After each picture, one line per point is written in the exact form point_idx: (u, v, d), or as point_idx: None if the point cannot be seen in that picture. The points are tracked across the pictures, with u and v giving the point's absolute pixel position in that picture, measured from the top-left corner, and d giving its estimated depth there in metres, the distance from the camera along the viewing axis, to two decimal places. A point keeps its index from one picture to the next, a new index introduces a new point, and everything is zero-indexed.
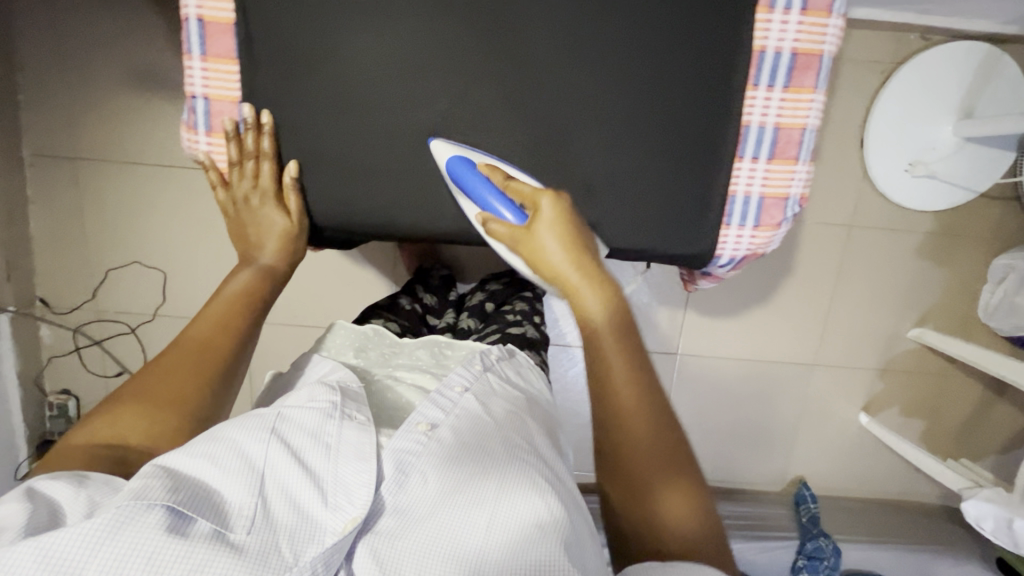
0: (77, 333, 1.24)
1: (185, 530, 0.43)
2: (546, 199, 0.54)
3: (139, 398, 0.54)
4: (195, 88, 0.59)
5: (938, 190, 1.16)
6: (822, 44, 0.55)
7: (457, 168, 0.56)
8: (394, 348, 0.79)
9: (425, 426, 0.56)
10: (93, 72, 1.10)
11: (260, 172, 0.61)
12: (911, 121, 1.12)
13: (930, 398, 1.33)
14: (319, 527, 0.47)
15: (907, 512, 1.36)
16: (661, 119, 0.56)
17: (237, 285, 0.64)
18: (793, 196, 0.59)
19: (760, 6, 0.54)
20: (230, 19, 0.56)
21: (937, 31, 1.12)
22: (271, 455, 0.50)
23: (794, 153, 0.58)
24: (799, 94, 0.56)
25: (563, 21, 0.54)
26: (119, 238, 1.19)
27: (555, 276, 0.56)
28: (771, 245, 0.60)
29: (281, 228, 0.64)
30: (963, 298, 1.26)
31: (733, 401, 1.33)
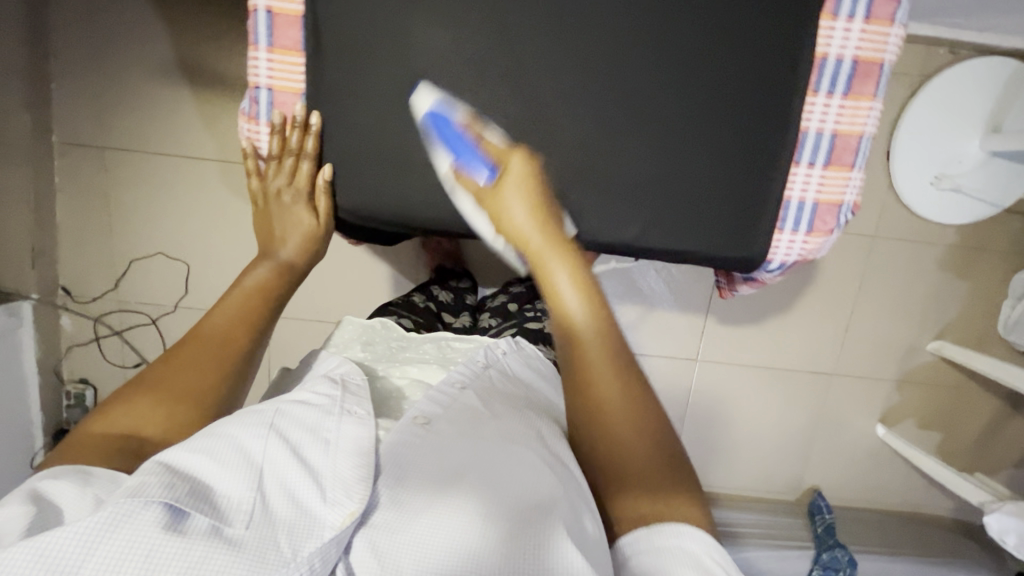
0: (97, 322, 1.24)
1: (183, 526, 0.41)
2: (516, 159, 0.57)
3: (152, 390, 0.53)
4: (259, 79, 0.59)
5: (962, 203, 1.17)
6: (883, 53, 0.55)
7: (438, 114, 0.56)
8: (400, 342, 0.80)
9: (422, 419, 0.55)
10: (126, 62, 1.10)
11: (297, 171, 0.61)
12: (939, 134, 1.13)
13: (948, 411, 1.33)
14: (318, 521, 0.45)
15: (923, 526, 1.36)
16: (717, 125, 0.56)
17: (256, 280, 0.63)
18: (847, 203, 0.60)
19: (824, 14, 0.55)
20: (299, 11, 0.56)
21: (965, 47, 1.13)
22: (270, 451, 0.48)
23: (850, 160, 0.58)
24: (858, 101, 0.57)
25: (628, 20, 0.54)
26: (143, 229, 1.19)
27: (515, 239, 0.58)
28: (822, 251, 0.61)
29: (306, 227, 0.64)
30: (983, 312, 1.27)
31: (751, 409, 1.33)
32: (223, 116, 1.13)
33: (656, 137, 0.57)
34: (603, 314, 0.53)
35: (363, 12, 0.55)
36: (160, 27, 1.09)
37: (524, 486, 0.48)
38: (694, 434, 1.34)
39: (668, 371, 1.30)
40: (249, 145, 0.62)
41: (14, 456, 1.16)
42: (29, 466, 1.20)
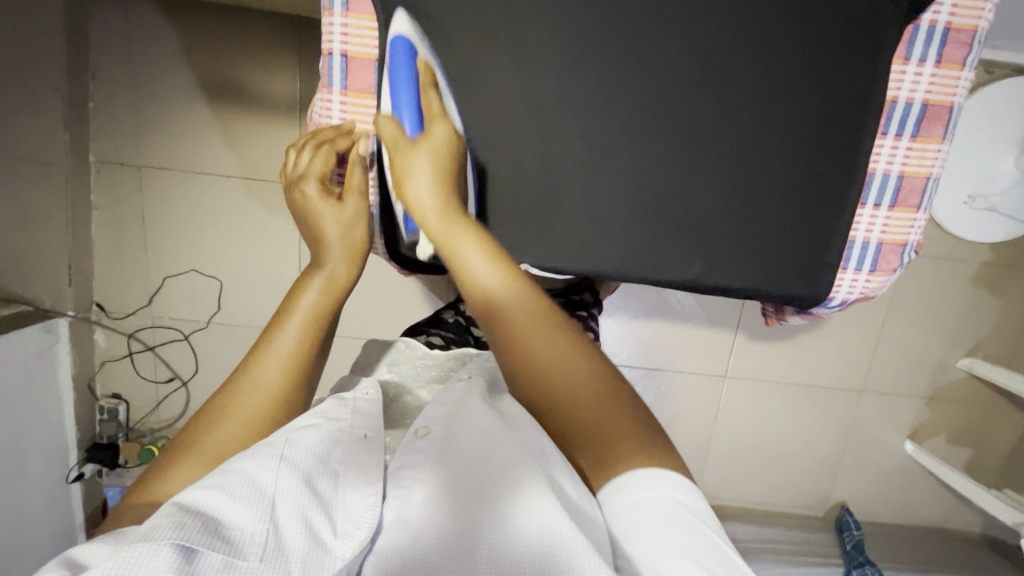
0: (131, 337, 1.25)
1: (194, 568, 0.37)
2: (442, 124, 0.52)
3: (185, 457, 0.48)
4: (332, 121, 0.62)
5: (996, 222, 1.17)
6: (954, 96, 0.56)
7: (400, 47, 0.51)
8: (425, 358, 0.76)
9: (425, 430, 0.51)
10: (164, 81, 1.11)
11: (314, 159, 0.58)
12: (977, 152, 1.12)
13: (977, 427, 1.32)
14: (328, 553, 0.41)
15: (949, 540, 1.36)
16: (785, 144, 0.56)
17: (310, 302, 0.54)
18: (912, 243, 0.60)
19: (897, 58, 0.55)
20: (372, 55, 0.60)
21: (1001, 65, 1.13)
22: (282, 482, 0.44)
23: (916, 202, 0.59)
24: (926, 144, 0.57)
25: (694, 63, 0.55)
26: (178, 246, 1.20)
27: (413, 206, 0.51)
28: (883, 288, 0.61)
29: (336, 221, 0.56)
30: (1015, 329, 1.26)
31: (780, 425, 1.33)
32: (260, 134, 1.14)
33: (723, 165, 0.57)
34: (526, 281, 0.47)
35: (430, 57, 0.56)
36: (199, 47, 1.09)
37: (512, 465, 0.43)
38: (722, 448, 1.34)
39: (697, 386, 1.30)
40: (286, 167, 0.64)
41: (52, 472, 1.18)
42: (65, 480, 1.22)
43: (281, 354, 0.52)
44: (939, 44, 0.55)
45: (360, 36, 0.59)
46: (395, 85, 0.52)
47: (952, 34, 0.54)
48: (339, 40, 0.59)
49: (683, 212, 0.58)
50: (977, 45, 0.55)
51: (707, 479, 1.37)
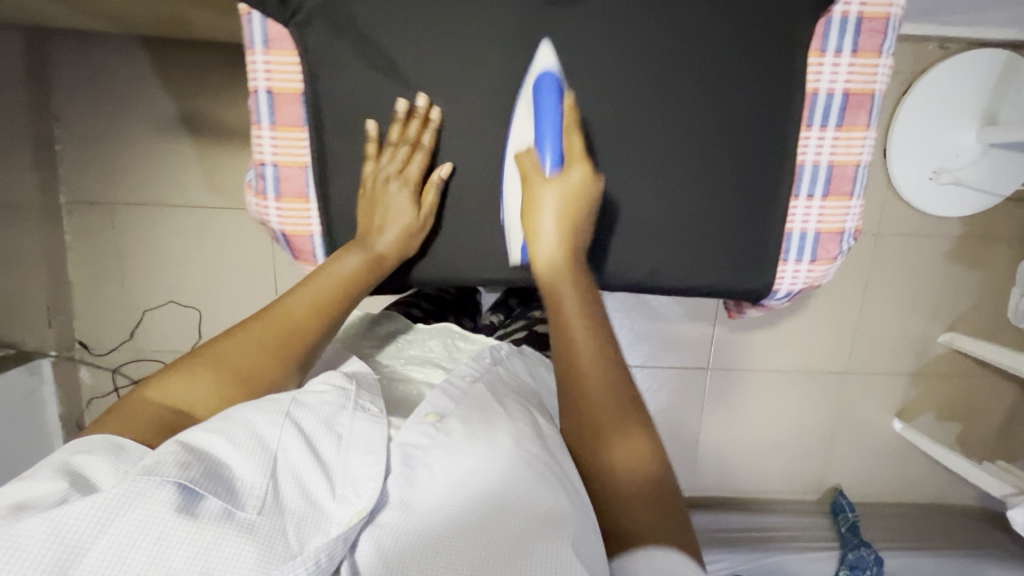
0: (115, 373, 1.25)
1: (194, 510, 0.39)
2: (580, 169, 0.58)
3: (212, 366, 0.52)
4: (265, 156, 0.64)
5: (962, 196, 1.17)
6: (874, 83, 0.60)
7: (546, 84, 0.58)
8: (408, 338, 0.79)
9: (434, 417, 0.51)
10: (127, 118, 1.12)
11: (410, 163, 0.62)
12: (936, 129, 1.13)
13: (964, 401, 1.33)
14: (326, 516, 0.43)
15: (947, 516, 1.36)
16: (721, 137, 0.60)
17: (346, 269, 0.61)
18: (848, 230, 0.64)
19: (813, 51, 0.60)
20: (297, 90, 0.62)
21: (955, 40, 1.13)
22: (285, 439, 0.45)
23: (848, 189, 0.63)
24: (853, 131, 0.61)
25: (629, 72, 0.59)
26: (153, 278, 1.21)
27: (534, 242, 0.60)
28: (827, 276, 0.65)
29: (405, 222, 0.63)
30: (992, 301, 1.27)
31: (767, 412, 1.33)
32: (223, 164, 1.15)
33: (666, 162, 0.61)
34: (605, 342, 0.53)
35: (361, 80, 0.61)
36: (159, 84, 1.11)
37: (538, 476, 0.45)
38: (712, 439, 1.34)
39: (682, 380, 1.31)
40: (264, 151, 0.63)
41: None
42: None
43: (315, 294, 0.59)
44: (854, 34, 0.59)
45: (282, 72, 0.61)
46: (540, 121, 0.59)
47: (866, 25, 0.59)
48: (264, 77, 0.61)
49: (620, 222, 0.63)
50: (892, 30, 0.59)
51: (700, 472, 1.37)
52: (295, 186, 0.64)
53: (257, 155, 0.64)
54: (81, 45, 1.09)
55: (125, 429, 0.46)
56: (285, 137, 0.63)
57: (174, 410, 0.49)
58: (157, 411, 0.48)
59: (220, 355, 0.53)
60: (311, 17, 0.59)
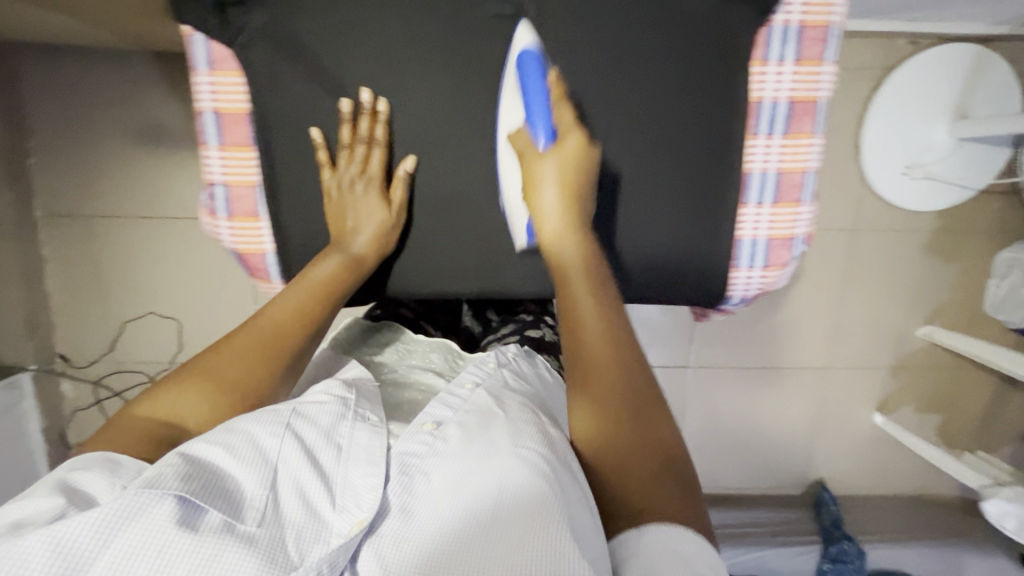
0: (97, 385, 1.26)
1: (195, 523, 0.39)
2: (574, 137, 0.60)
3: (203, 378, 0.52)
4: (215, 176, 0.67)
5: (935, 191, 1.17)
6: (817, 92, 0.65)
7: (528, 61, 0.61)
8: (407, 347, 0.76)
9: (431, 425, 0.50)
10: (99, 131, 1.12)
11: (369, 160, 0.65)
12: (907, 125, 1.13)
13: (945, 393, 1.33)
14: (325, 526, 0.43)
15: (929, 507, 1.37)
16: (671, 146, 0.66)
17: (324, 272, 0.63)
18: (799, 236, 0.69)
19: (756, 61, 0.65)
20: (243, 110, 0.65)
21: (926, 35, 1.12)
22: (285, 451, 0.46)
23: (797, 196, 0.68)
24: (799, 138, 0.67)
25: (586, 84, 0.64)
26: (132, 290, 1.21)
27: (537, 212, 0.61)
28: (779, 281, 0.71)
29: (379, 220, 0.66)
30: (970, 293, 1.27)
31: (748, 408, 1.34)
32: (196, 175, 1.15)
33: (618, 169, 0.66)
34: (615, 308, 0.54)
35: (306, 94, 0.64)
36: (130, 96, 1.11)
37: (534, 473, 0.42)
38: (695, 437, 1.35)
39: (663, 379, 1.31)
40: (216, 170, 0.67)
41: None
42: None
43: (300, 300, 0.60)
44: (796, 44, 0.64)
45: (227, 93, 0.64)
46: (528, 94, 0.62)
47: (807, 35, 0.64)
48: (210, 99, 0.64)
49: None
50: (833, 40, 0.64)
51: None
52: (246, 205, 0.67)
53: (207, 175, 0.67)
54: (50, 59, 1.08)
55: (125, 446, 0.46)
56: (233, 157, 0.66)
57: (166, 424, 0.49)
58: (149, 424, 0.48)
59: (209, 368, 0.53)
60: (253, 39, 0.62)
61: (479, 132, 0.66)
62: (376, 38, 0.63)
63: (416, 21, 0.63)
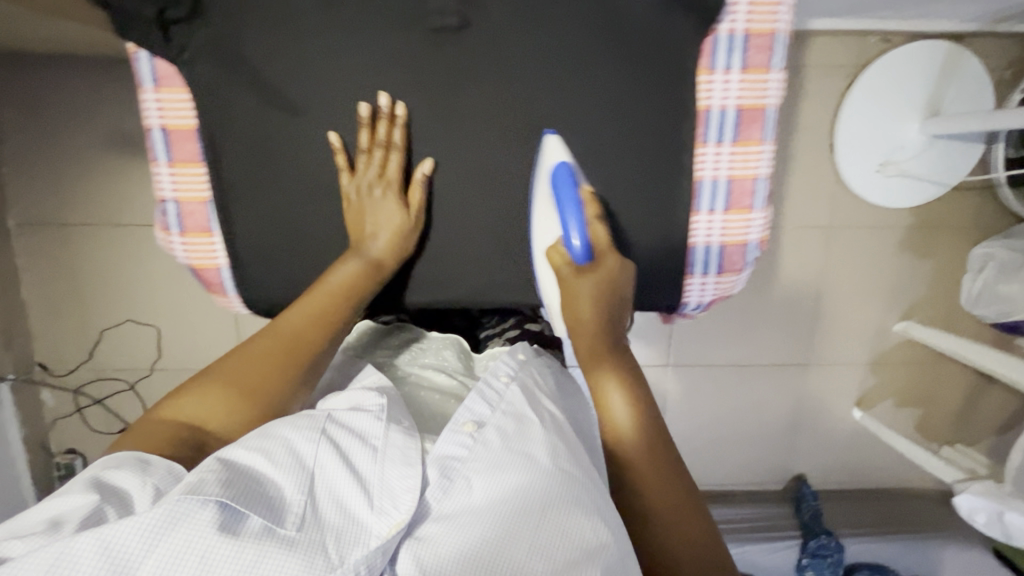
0: (77, 392, 1.26)
1: (237, 528, 0.41)
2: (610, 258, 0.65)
3: (223, 384, 0.55)
4: (166, 192, 0.67)
5: (909, 187, 1.18)
6: (765, 99, 0.66)
7: (562, 177, 0.64)
8: (420, 346, 0.79)
9: (472, 426, 0.53)
10: (71, 139, 1.11)
11: (387, 163, 0.67)
12: (879, 123, 1.14)
13: (922, 387, 1.35)
14: (363, 529, 0.45)
15: (907, 500, 1.39)
16: (622, 152, 0.67)
17: (343, 276, 0.65)
18: (752, 242, 0.71)
19: (702, 69, 0.65)
20: (191, 127, 0.65)
21: (898, 32, 1.12)
22: (321, 455, 0.48)
23: (749, 202, 0.69)
24: (748, 145, 0.67)
25: (538, 95, 0.65)
26: (110, 298, 1.21)
27: (575, 324, 0.65)
28: (735, 285, 0.73)
29: (397, 223, 0.68)
30: (945, 289, 1.28)
31: (728, 406, 1.35)
32: None
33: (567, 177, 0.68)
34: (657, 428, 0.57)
35: (256, 115, 0.65)
36: (102, 103, 1.10)
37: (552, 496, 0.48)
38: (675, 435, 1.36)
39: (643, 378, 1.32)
40: (167, 185, 0.67)
41: None
42: None
43: (316, 306, 0.62)
44: (742, 51, 0.64)
45: (174, 110, 0.64)
46: (562, 208, 0.64)
47: (752, 42, 0.63)
48: (157, 115, 0.64)
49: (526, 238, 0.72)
50: (779, 46, 0.64)
51: None
52: (198, 221, 0.68)
53: (159, 189, 0.68)
54: (18, 66, 1.07)
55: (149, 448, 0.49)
56: (183, 173, 0.66)
57: (187, 427, 0.52)
58: (171, 428, 0.51)
59: (228, 374, 0.55)
60: (197, 55, 0.61)
61: (448, 143, 0.67)
62: (325, 54, 0.63)
63: (369, 32, 0.63)
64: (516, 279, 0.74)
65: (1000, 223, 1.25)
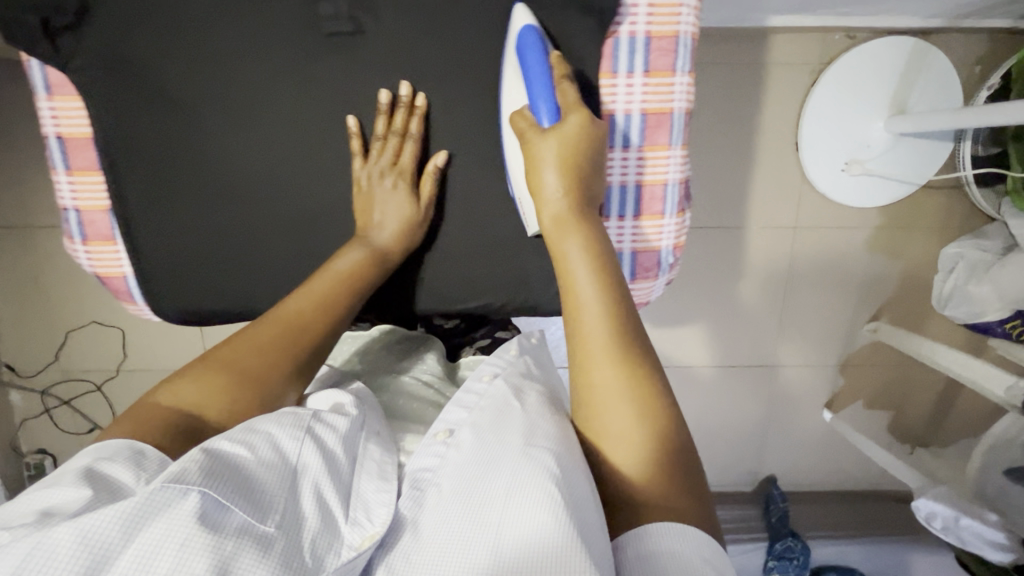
0: (44, 393, 1.27)
1: (218, 521, 0.37)
2: (576, 116, 0.61)
3: (225, 370, 0.53)
4: (66, 201, 0.68)
5: (876, 186, 1.16)
6: (671, 103, 0.68)
7: (526, 39, 0.63)
8: (400, 358, 0.83)
9: (445, 434, 0.53)
10: (24, 142, 1.11)
11: (401, 153, 0.69)
12: (844, 121, 1.12)
13: (893, 389, 1.34)
14: (337, 537, 0.43)
15: (878, 502, 1.38)
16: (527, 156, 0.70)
17: (347, 263, 0.66)
18: (664, 248, 0.73)
19: (605, 73, 0.67)
20: (86, 134, 0.66)
21: (862, 29, 1.10)
22: (304, 454, 0.46)
23: (659, 208, 0.71)
24: (656, 149, 0.69)
25: (454, 104, 0.69)
26: (73, 300, 1.21)
27: (538, 195, 0.61)
28: (652, 292, 0.75)
29: (407, 214, 0.69)
30: (917, 289, 1.27)
31: (696, 408, 1.33)
32: None
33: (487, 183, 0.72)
34: (621, 314, 0.53)
35: (152, 120, 0.65)
36: None
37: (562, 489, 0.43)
38: None
39: None
40: (68, 194, 0.68)
41: None
42: None
43: (318, 294, 0.62)
44: (644, 54, 0.67)
45: (69, 118, 0.65)
46: (531, 81, 0.63)
47: (655, 45, 0.66)
48: (53, 124, 0.65)
49: (454, 240, 0.74)
50: (683, 49, 0.67)
51: None
52: (99, 229, 0.69)
53: (60, 198, 0.69)
54: None
55: (144, 434, 0.45)
56: (81, 182, 0.67)
57: (182, 415, 0.49)
58: (165, 415, 0.48)
59: (228, 362, 0.54)
60: (86, 62, 0.62)
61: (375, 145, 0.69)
62: (219, 58, 0.64)
63: (268, 37, 0.64)
64: (444, 282, 0.75)
65: (971, 222, 1.23)
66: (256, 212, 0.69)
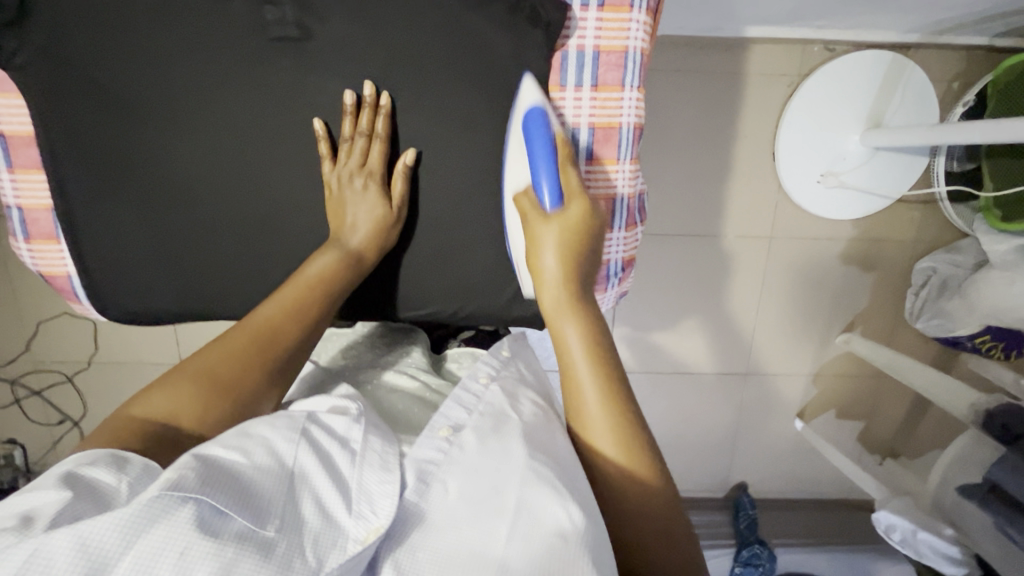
0: (15, 383, 1.27)
1: (217, 528, 0.37)
2: (578, 205, 0.63)
3: (200, 379, 0.53)
4: (9, 200, 0.69)
5: (852, 198, 1.17)
6: (620, 117, 0.70)
7: (534, 115, 0.64)
8: (384, 353, 0.81)
9: (448, 430, 0.53)
10: None
11: (368, 153, 0.68)
12: (822, 133, 1.12)
13: (865, 400, 1.35)
14: (342, 532, 0.43)
15: (846, 512, 1.39)
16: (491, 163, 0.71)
17: (320, 267, 0.66)
18: (613, 260, 0.76)
19: (555, 86, 0.69)
20: (27, 133, 0.66)
21: (841, 41, 1.10)
22: (301, 456, 0.46)
23: (610, 222, 0.74)
24: (605, 163, 0.72)
25: (419, 109, 0.68)
26: (42, 291, 1.20)
27: (538, 272, 0.63)
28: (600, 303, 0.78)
29: (379, 215, 0.69)
30: (892, 302, 1.27)
31: (668, 414, 1.34)
32: None
33: (452, 189, 0.72)
34: (622, 407, 0.54)
35: (97, 121, 0.65)
36: None
37: (550, 519, 0.45)
38: None
39: None
40: (11, 192, 0.68)
41: None
42: None
43: (290, 303, 0.62)
44: (592, 69, 0.69)
45: (11, 116, 0.65)
46: (533, 153, 0.64)
47: (602, 61, 0.68)
48: None
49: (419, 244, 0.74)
50: (630, 65, 0.69)
51: None
52: (42, 228, 0.69)
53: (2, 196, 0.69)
54: None
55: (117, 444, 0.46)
56: (24, 180, 0.68)
57: (161, 425, 0.49)
58: (140, 426, 0.48)
59: (201, 369, 0.53)
60: (29, 58, 0.62)
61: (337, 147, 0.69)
62: (167, 57, 0.64)
63: (220, 34, 0.64)
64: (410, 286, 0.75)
65: (945, 237, 1.24)
66: (204, 215, 0.69)
